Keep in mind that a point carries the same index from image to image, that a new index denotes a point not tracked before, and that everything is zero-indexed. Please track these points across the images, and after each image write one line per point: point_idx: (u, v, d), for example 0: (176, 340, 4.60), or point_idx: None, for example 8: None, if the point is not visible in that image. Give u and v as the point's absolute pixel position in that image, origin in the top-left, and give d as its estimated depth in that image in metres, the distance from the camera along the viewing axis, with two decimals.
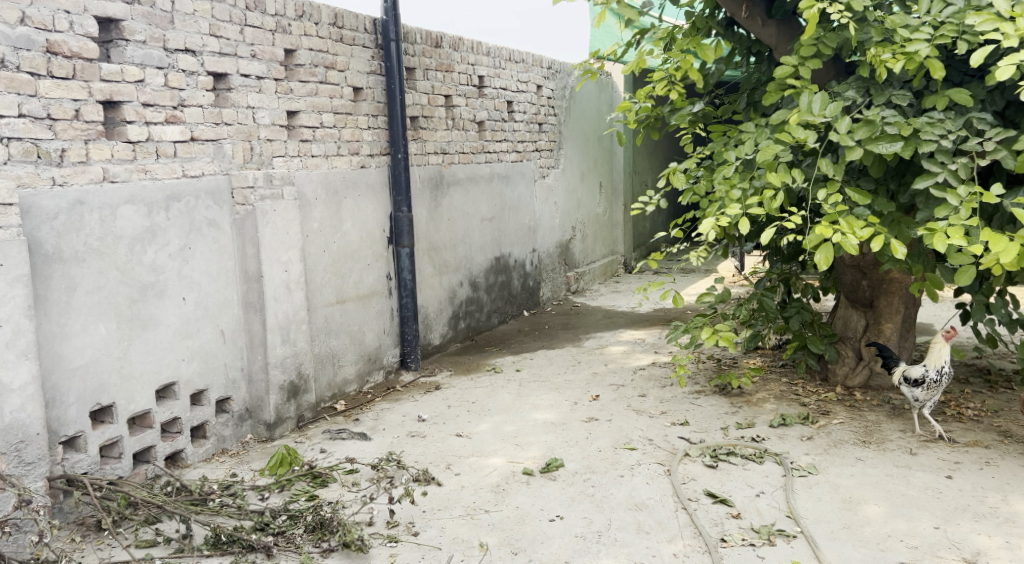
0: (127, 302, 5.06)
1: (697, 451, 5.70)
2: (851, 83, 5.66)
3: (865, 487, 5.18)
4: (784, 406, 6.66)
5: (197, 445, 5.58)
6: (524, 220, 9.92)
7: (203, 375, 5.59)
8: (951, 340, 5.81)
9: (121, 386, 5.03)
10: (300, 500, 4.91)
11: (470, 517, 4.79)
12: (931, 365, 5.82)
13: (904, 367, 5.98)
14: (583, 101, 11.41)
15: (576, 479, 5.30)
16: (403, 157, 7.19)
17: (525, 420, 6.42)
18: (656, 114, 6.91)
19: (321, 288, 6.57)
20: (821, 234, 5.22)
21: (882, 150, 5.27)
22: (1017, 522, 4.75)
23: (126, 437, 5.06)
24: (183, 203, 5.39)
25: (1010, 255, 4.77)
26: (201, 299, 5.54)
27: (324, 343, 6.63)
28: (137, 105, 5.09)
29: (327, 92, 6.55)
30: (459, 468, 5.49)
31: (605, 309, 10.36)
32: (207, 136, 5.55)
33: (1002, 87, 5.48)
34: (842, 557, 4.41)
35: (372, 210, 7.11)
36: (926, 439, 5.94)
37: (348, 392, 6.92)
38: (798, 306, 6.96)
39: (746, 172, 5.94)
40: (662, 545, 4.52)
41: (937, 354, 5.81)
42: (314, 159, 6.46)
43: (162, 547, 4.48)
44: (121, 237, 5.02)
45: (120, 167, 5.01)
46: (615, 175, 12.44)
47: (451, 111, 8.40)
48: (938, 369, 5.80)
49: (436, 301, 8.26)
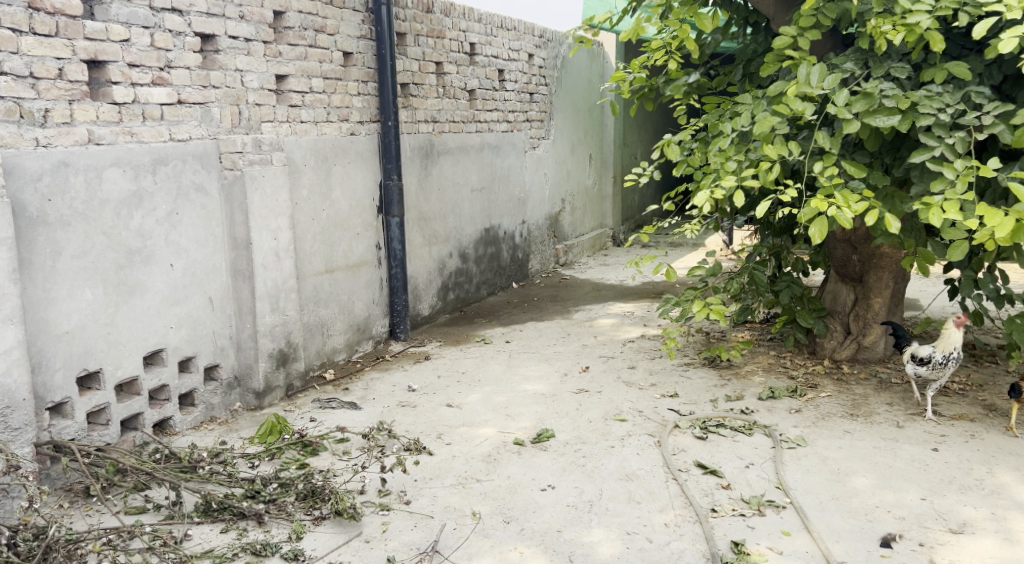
0: (113, 267, 4.99)
1: (687, 423, 5.70)
2: (850, 55, 5.64)
3: (853, 459, 5.20)
4: (773, 379, 6.68)
5: (186, 413, 5.54)
6: (514, 191, 9.86)
7: (192, 343, 5.53)
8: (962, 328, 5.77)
9: (107, 352, 4.97)
10: (290, 469, 4.88)
11: (462, 486, 4.77)
12: (940, 350, 5.79)
13: (914, 345, 5.96)
14: (575, 71, 11.33)
15: (567, 450, 5.30)
16: (393, 124, 7.12)
17: (516, 391, 6.41)
18: (651, 85, 6.87)
19: (311, 256, 6.51)
20: (816, 207, 5.20)
21: (879, 123, 5.24)
22: (1002, 494, 4.78)
23: (113, 404, 5.00)
24: (171, 167, 5.30)
25: (1004, 229, 4.71)
26: (189, 266, 5.47)
27: (313, 312, 6.58)
28: (122, 65, 4.98)
29: (317, 56, 6.46)
30: (450, 438, 5.47)
31: (595, 282, 10.35)
32: (195, 99, 5.44)
33: (1001, 61, 5.49)
34: (832, 528, 4.42)
35: (362, 178, 7.04)
36: (913, 412, 5.98)
37: (337, 361, 6.89)
38: (789, 280, 6.97)
39: (742, 145, 5.92)
40: (654, 514, 4.52)
41: (947, 340, 5.76)
42: (303, 125, 6.36)
43: (151, 514, 4.44)
44: (107, 201, 4.94)
45: (106, 129, 4.92)
46: (605, 147, 12.39)
47: (442, 79, 8.32)
48: (945, 355, 5.77)
49: (426, 272, 8.22)
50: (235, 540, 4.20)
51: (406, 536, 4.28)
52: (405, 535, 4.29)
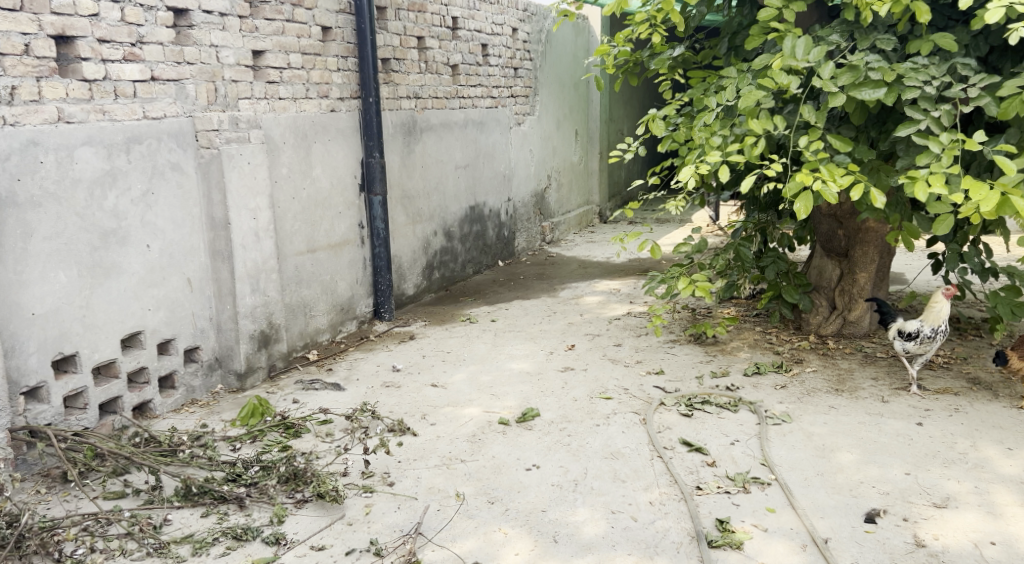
0: (88, 249, 4.89)
1: (673, 400, 5.68)
2: (835, 27, 5.59)
3: (838, 434, 5.19)
4: (759, 355, 6.66)
5: (166, 396, 5.47)
6: (499, 167, 9.78)
7: (170, 325, 5.45)
8: (951, 299, 5.74)
9: (84, 335, 4.89)
10: (272, 451, 4.82)
11: (447, 467, 4.73)
12: (928, 323, 5.77)
13: (900, 321, 5.94)
14: (559, 45, 11.21)
15: (552, 429, 5.26)
16: (375, 101, 7.01)
17: (501, 369, 6.37)
18: (636, 59, 6.80)
19: (291, 236, 6.42)
20: (802, 182, 5.16)
21: (865, 96, 5.20)
22: (986, 467, 4.78)
23: (91, 388, 4.93)
24: (145, 146, 5.20)
25: (990, 203, 4.67)
26: (167, 247, 5.38)
27: (295, 292, 6.51)
28: (91, 41, 4.87)
29: (295, 31, 6.34)
30: (434, 418, 5.42)
31: (581, 259, 10.30)
32: (168, 76, 5.33)
33: (987, 32, 5.45)
34: (816, 504, 4.40)
35: (343, 155, 6.94)
36: (898, 386, 5.97)
37: (321, 341, 6.83)
38: (774, 255, 6.96)
39: (727, 120, 5.87)
40: (639, 493, 4.49)
41: (935, 313, 5.75)
42: (281, 102, 6.26)
43: (130, 498, 4.36)
44: (80, 181, 4.84)
45: (77, 107, 4.81)
46: (591, 123, 12.32)
47: (425, 54, 8.21)
48: (934, 328, 5.75)
49: (410, 251, 8.15)
50: (215, 524, 4.15)
51: (389, 518, 4.23)
52: (388, 517, 4.24)
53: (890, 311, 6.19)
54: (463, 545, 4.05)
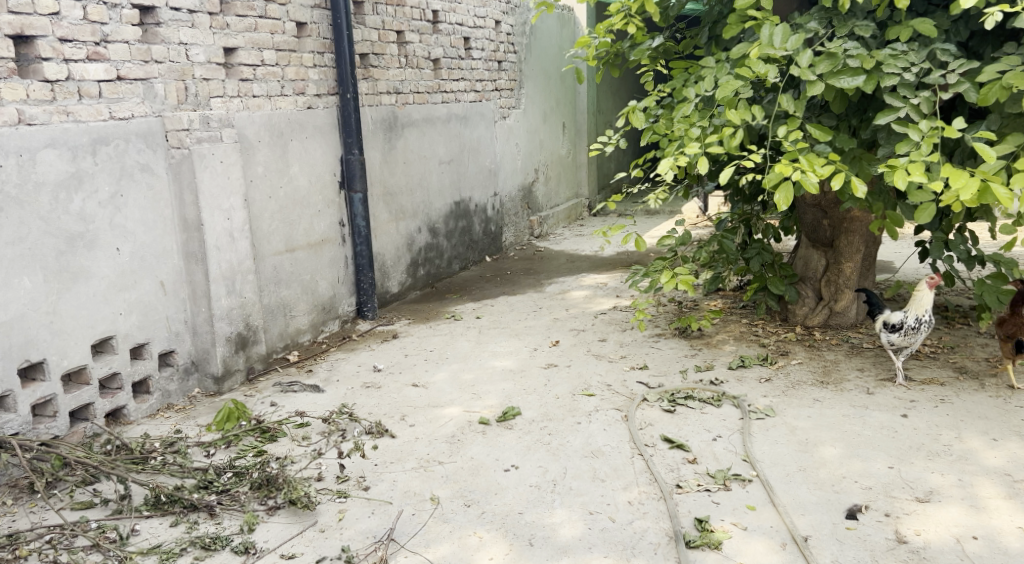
0: (54, 253, 4.82)
1: (655, 396, 5.60)
2: (814, 14, 5.53)
3: (821, 428, 5.12)
4: (744, 347, 6.59)
5: (140, 401, 5.39)
6: (484, 162, 9.68)
7: (143, 329, 5.36)
8: (934, 288, 5.65)
9: (51, 341, 4.82)
10: (246, 457, 4.75)
11: (424, 469, 4.65)
12: (912, 312, 5.69)
13: (887, 313, 5.88)
14: (544, 37, 11.11)
15: (533, 428, 5.18)
16: (352, 97, 6.92)
17: (484, 367, 6.30)
18: (616, 50, 6.73)
19: (269, 236, 6.33)
20: (781, 172, 5.08)
21: (844, 84, 5.14)
22: (970, 459, 4.71)
23: (60, 395, 4.88)
24: (113, 147, 5.10)
25: (970, 191, 4.61)
26: (138, 249, 5.29)
27: (274, 293, 6.42)
28: (52, 40, 4.79)
29: (268, 27, 6.23)
30: (414, 419, 5.34)
31: (568, 253, 10.22)
32: (135, 75, 5.23)
33: (966, 18, 5.42)
34: (797, 501, 4.34)
35: (322, 153, 6.84)
36: (884, 377, 5.91)
37: (302, 342, 6.74)
38: (759, 247, 6.87)
39: (706, 110, 5.81)
40: (618, 492, 4.42)
41: (918, 302, 5.65)
42: (255, 100, 6.16)
43: (98, 509, 4.27)
44: (43, 184, 4.76)
45: (38, 109, 4.73)
46: (578, 115, 12.24)
47: (404, 48, 8.11)
48: (917, 317, 5.67)
49: (393, 248, 8.06)
50: (184, 533, 4.07)
51: (363, 524, 4.16)
52: (362, 523, 4.17)
53: (877, 302, 6.11)
54: (437, 550, 3.98)
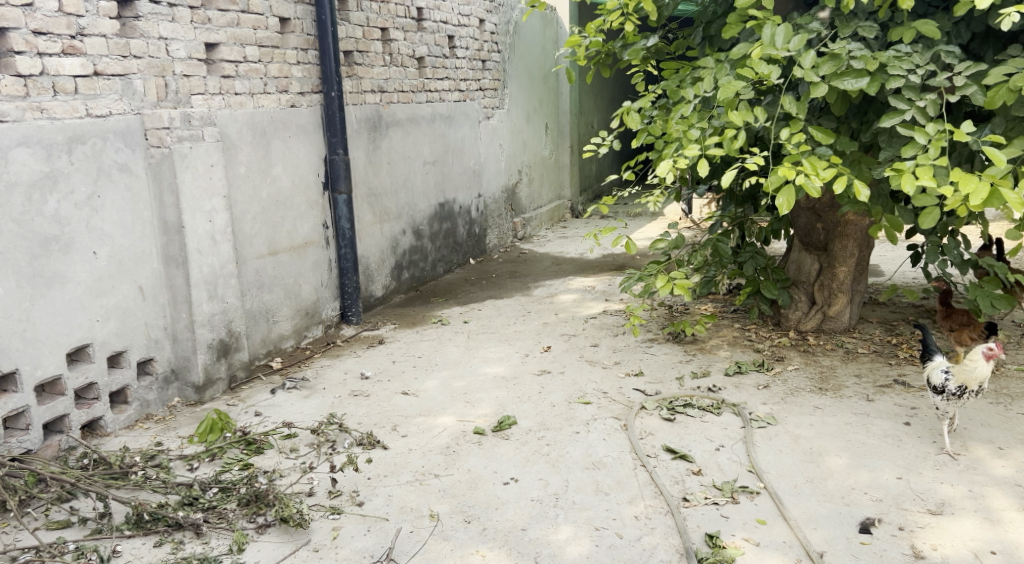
0: (27, 258, 4.60)
1: (654, 404, 5.45)
2: (816, 14, 5.42)
3: (825, 437, 4.98)
4: (739, 353, 6.44)
5: (118, 412, 5.16)
6: (468, 163, 9.48)
7: (121, 336, 5.13)
8: (991, 359, 4.66)
9: (25, 350, 4.62)
10: (232, 470, 4.55)
11: (419, 483, 4.45)
12: (955, 379, 4.74)
13: (935, 362, 4.92)
14: (527, 35, 10.92)
15: (530, 438, 5.00)
16: (337, 95, 6.71)
17: (474, 375, 6.10)
18: (608, 50, 6.55)
19: (251, 239, 6.10)
20: (784, 176, 4.92)
21: (848, 86, 5.01)
22: (978, 469, 4.59)
23: (33, 407, 4.66)
24: (89, 146, 4.88)
25: (980, 197, 4.47)
26: (116, 252, 5.06)
27: (256, 298, 6.19)
28: (26, 33, 4.57)
29: (249, 22, 6.01)
30: (406, 429, 5.13)
31: (554, 256, 10.05)
32: (113, 70, 5.00)
33: (968, 19, 5.34)
34: (808, 514, 4.19)
35: (305, 153, 6.61)
36: (882, 384, 5.78)
37: (284, 348, 6.51)
38: (752, 251, 6.68)
39: (705, 111, 5.65)
40: (623, 506, 4.25)
41: (970, 371, 4.68)
42: (237, 97, 5.93)
43: (76, 529, 4.05)
44: (15, 185, 4.54)
45: (9, 104, 4.51)
46: (560, 116, 12.05)
47: (388, 46, 7.89)
48: (961, 387, 4.73)
49: (378, 251, 7.84)
50: (169, 554, 3.87)
51: (358, 543, 3.97)
52: (357, 541, 3.98)
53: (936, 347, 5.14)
54: None
